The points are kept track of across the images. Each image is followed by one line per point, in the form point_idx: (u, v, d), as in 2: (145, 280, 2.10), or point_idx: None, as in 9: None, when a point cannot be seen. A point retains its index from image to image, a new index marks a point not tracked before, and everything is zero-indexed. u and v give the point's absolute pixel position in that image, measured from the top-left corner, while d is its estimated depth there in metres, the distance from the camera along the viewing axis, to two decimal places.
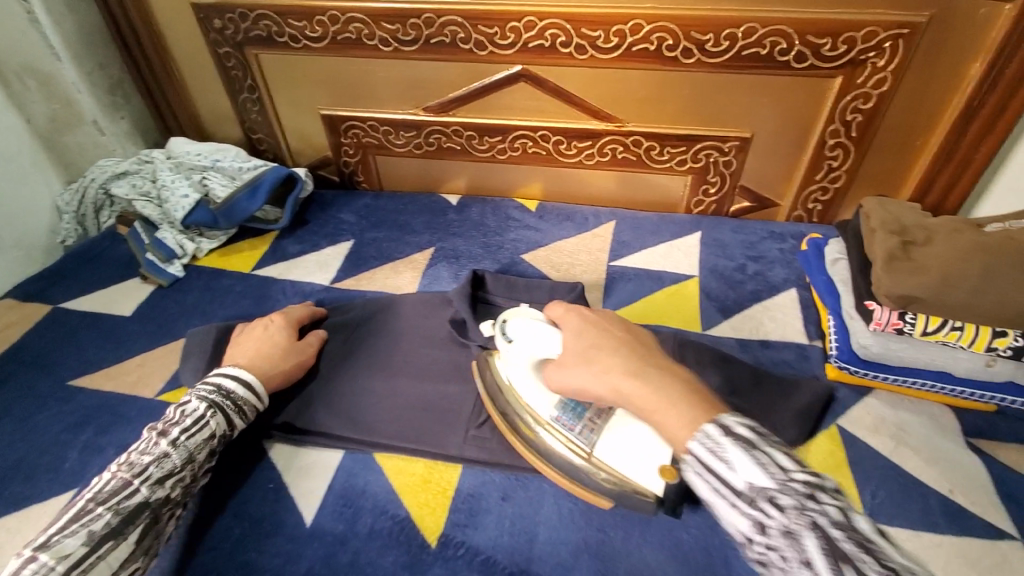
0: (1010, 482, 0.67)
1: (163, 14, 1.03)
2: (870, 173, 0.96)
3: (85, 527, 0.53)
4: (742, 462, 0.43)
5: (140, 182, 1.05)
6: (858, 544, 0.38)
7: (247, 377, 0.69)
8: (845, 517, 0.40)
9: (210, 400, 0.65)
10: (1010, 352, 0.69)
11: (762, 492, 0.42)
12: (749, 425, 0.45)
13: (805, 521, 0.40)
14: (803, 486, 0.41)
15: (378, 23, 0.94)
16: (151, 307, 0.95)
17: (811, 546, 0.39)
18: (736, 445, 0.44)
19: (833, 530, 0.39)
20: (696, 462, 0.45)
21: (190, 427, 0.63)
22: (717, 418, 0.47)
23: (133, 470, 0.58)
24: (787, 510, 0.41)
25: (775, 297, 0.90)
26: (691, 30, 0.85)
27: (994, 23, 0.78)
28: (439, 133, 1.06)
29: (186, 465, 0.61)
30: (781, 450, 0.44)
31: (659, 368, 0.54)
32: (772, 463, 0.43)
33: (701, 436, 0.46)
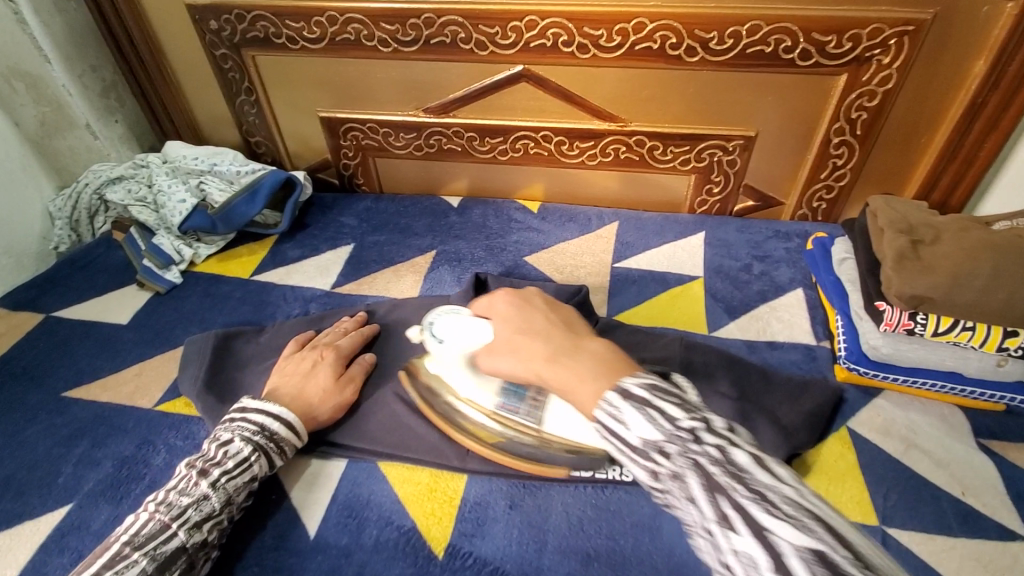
0: (1022, 483, 0.67)
1: (156, 16, 1.02)
2: (875, 171, 0.95)
3: (119, 574, 0.51)
4: (635, 419, 0.41)
5: (135, 187, 1.04)
6: (732, 474, 0.37)
7: (291, 418, 0.65)
8: (726, 454, 0.38)
9: (254, 442, 0.62)
10: (1020, 352, 0.68)
11: (654, 446, 0.40)
12: (647, 384, 0.43)
13: (686, 462, 0.38)
14: (687, 431, 0.39)
15: (377, 24, 0.92)
16: (148, 315, 0.93)
17: (694, 485, 0.37)
18: (632, 406, 0.42)
19: (710, 466, 0.37)
20: (601, 429, 0.43)
21: (232, 470, 0.60)
22: (620, 382, 0.45)
23: (172, 513, 0.56)
24: (673, 457, 0.39)
25: (781, 298, 0.89)
26: (694, 29, 0.84)
27: (997, 21, 0.78)
28: (439, 134, 1.05)
29: (224, 509, 0.59)
30: (676, 400, 0.42)
31: (580, 346, 0.52)
32: (660, 417, 0.40)
33: (603, 403, 0.43)
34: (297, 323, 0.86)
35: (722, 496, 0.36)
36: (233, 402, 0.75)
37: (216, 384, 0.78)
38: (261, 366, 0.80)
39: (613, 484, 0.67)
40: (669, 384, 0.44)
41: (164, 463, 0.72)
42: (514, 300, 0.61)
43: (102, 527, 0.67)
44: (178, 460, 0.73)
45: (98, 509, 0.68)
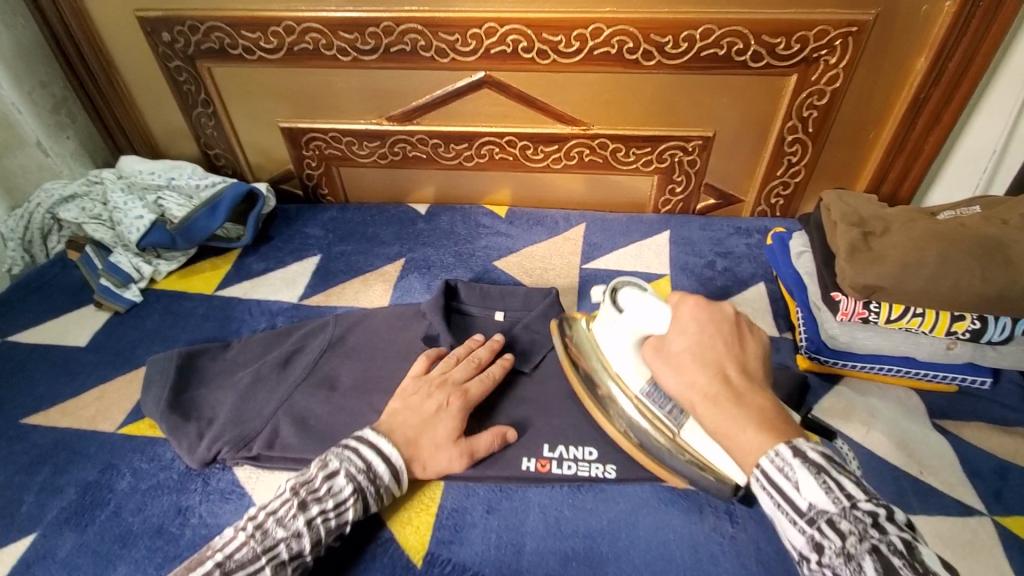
0: (974, 459, 0.70)
1: (106, 28, 0.99)
2: (827, 167, 0.99)
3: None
4: (808, 484, 0.47)
5: (90, 205, 1.01)
6: (917, 571, 0.41)
7: (397, 462, 0.63)
8: (906, 547, 0.43)
9: (357, 483, 0.60)
10: (968, 335, 0.71)
11: (823, 514, 0.46)
12: (823, 452, 0.49)
13: (864, 546, 0.44)
14: (865, 515, 0.45)
15: (336, 33, 0.92)
16: (108, 336, 0.91)
17: (867, 566, 0.43)
18: (805, 469, 0.48)
19: (893, 556, 0.42)
20: (766, 482, 0.50)
21: (330, 510, 0.58)
22: (792, 441, 0.50)
23: (265, 544, 0.55)
24: (844, 534, 0.45)
25: (745, 292, 0.92)
26: (650, 33, 0.86)
27: (934, 20, 0.82)
28: (404, 142, 1.04)
29: (313, 549, 0.57)
30: (856, 479, 0.47)
31: (746, 392, 0.54)
32: (837, 490, 0.46)
33: (772, 455, 0.50)
34: (264, 338, 0.84)
35: None
36: (198, 421, 0.74)
37: (181, 403, 0.76)
38: (228, 382, 0.79)
39: (591, 482, 0.68)
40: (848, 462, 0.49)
41: (130, 488, 0.70)
42: (704, 320, 0.59)
43: (66, 558, 0.64)
44: (144, 484, 0.70)
45: (62, 539, 0.66)
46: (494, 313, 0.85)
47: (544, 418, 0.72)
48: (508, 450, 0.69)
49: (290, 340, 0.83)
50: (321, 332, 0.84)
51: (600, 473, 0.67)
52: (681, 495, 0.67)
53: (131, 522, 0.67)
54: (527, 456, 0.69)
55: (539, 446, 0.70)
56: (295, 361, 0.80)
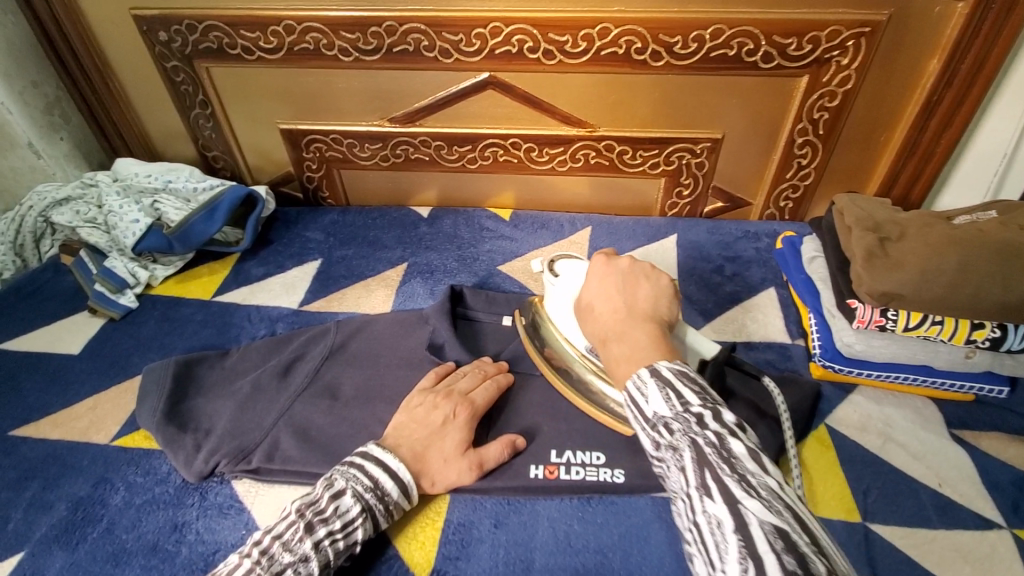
0: (994, 471, 0.68)
1: (102, 27, 0.96)
2: (838, 169, 0.97)
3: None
4: (654, 395, 0.47)
5: (85, 208, 0.98)
6: (723, 456, 0.41)
7: (404, 479, 0.61)
8: (723, 440, 0.42)
9: (364, 502, 0.58)
10: (987, 343, 0.69)
11: (661, 419, 0.46)
12: (676, 369, 0.49)
13: (685, 439, 0.43)
14: (693, 415, 0.44)
15: (337, 33, 0.90)
16: (102, 343, 0.88)
17: (686, 457, 0.42)
18: (654, 381, 0.48)
19: (707, 446, 0.42)
20: (627, 399, 0.50)
21: (337, 531, 0.56)
22: (654, 363, 0.50)
23: (272, 569, 0.52)
24: (676, 432, 0.44)
25: (755, 298, 0.90)
26: (659, 33, 0.84)
27: (948, 20, 0.80)
28: (406, 144, 1.02)
29: (320, 573, 0.54)
30: (698, 388, 0.47)
31: (627, 330, 0.56)
32: (676, 398, 0.46)
33: (634, 378, 0.49)
34: (263, 346, 0.82)
35: (708, 471, 0.41)
36: (195, 432, 0.72)
37: (178, 414, 0.74)
38: (226, 392, 0.76)
39: (601, 495, 0.66)
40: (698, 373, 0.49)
41: (123, 503, 0.68)
42: (603, 272, 0.63)
43: None
44: (138, 499, 0.68)
45: (52, 556, 0.64)
46: (501, 319, 0.83)
47: (552, 423, 0.71)
48: (515, 460, 0.67)
49: (290, 347, 0.81)
50: (322, 338, 0.82)
51: (608, 479, 0.66)
52: None
53: (125, 540, 0.65)
54: (535, 464, 0.67)
55: (547, 452, 0.68)
56: (296, 369, 0.78)
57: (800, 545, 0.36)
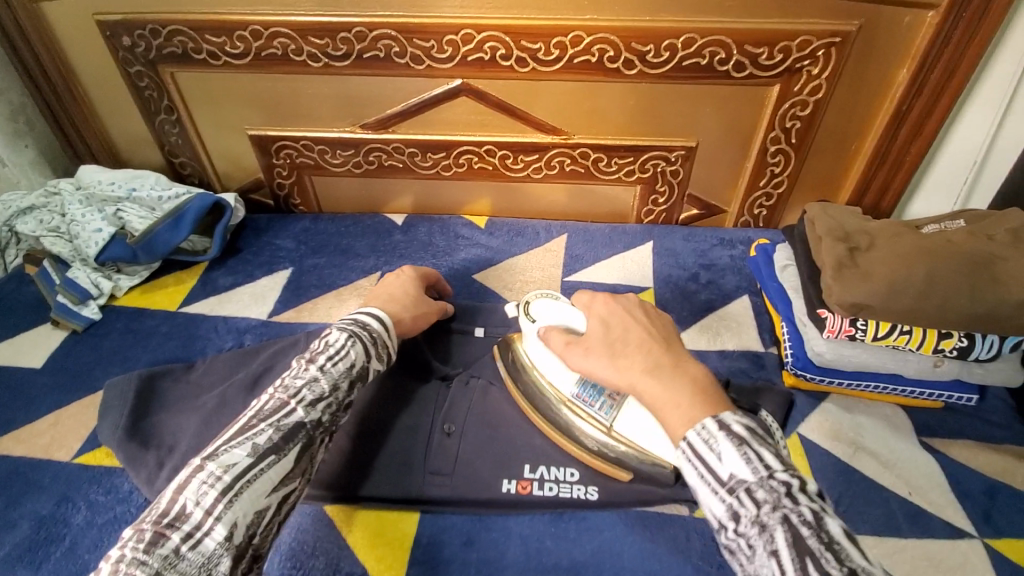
0: (963, 479, 0.69)
1: (64, 32, 0.93)
2: (810, 177, 0.98)
3: (249, 440, 0.52)
4: (731, 455, 0.46)
5: (47, 217, 0.95)
6: (824, 542, 0.41)
7: (382, 318, 0.69)
8: (818, 520, 0.42)
9: (349, 332, 0.64)
10: (955, 353, 0.70)
11: (741, 483, 0.45)
12: (745, 424, 0.48)
13: (777, 517, 0.43)
14: (781, 485, 0.44)
15: (305, 38, 0.88)
16: (64, 356, 0.85)
17: (780, 538, 0.42)
18: (729, 440, 0.47)
19: (803, 528, 0.42)
20: (690, 454, 0.48)
21: (333, 356, 0.61)
22: (717, 415, 0.49)
23: (289, 392, 0.57)
24: (761, 503, 0.44)
25: (729, 306, 0.90)
26: (631, 41, 0.84)
27: (917, 31, 0.81)
28: (379, 151, 1.01)
29: (335, 391, 0.59)
30: (773, 450, 0.47)
31: (677, 363, 0.54)
32: (756, 460, 0.46)
33: (700, 427, 0.48)
34: (230, 357, 0.80)
35: (810, 559, 0.40)
36: (158, 449, 0.69)
37: (140, 430, 0.71)
38: (190, 406, 0.74)
39: (573, 510, 0.65)
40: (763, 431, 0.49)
41: (85, 523, 0.65)
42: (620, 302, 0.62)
43: None
44: (100, 519, 0.66)
45: None
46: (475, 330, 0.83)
47: (524, 438, 0.68)
48: (486, 473, 0.66)
49: (258, 359, 0.79)
50: (290, 351, 0.79)
51: (581, 495, 0.64)
52: (667, 520, 0.64)
53: (85, 561, 0.62)
54: (508, 478, 0.65)
55: (519, 467, 0.66)
56: (262, 383, 0.76)
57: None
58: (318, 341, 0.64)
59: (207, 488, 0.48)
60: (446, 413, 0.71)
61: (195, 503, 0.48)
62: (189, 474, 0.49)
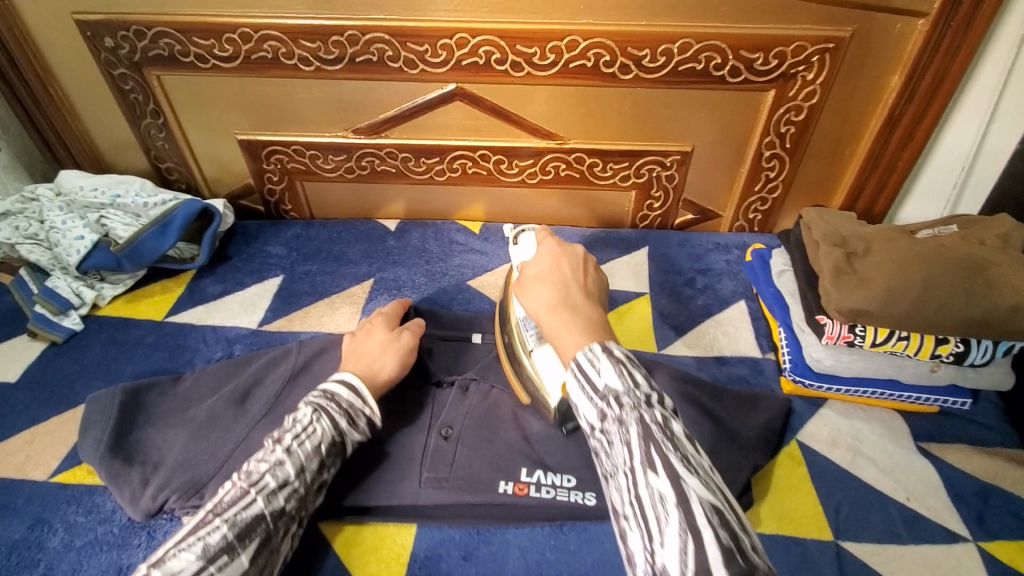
0: (958, 484, 0.69)
1: (43, 34, 0.90)
2: (805, 181, 0.98)
3: (200, 539, 0.49)
4: (607, 369, 0.48)
5: (24, 223, 0.92)
6: (667, 436, 0.45)
7: (352, 381, 0.64)
8: (669, 423, 0.46)
9: (316, 405, 0.61)
10: (951, 358, 0.70)
11: (613, 393, 0.47)
12: (626, 351, 0.50)
13: (635, 415, 0.45)
14: (644, 394, 0.47)
15: (297, 41, 0.86)
16: (43, 369, 0.82)
17: (634, 433, 0.45)
18: (608, 359, 0.48)
19: (654, 426, 0.45)
20: (574, 370, 0.49)
21: (300, 434, 0.59)
22: (604, 341, 0.51)
23: (250, 480, 0.55)
24: (625, 407, 0.46)
25: (726, 311, 0.90)
26: (628, 46, 0.84)
27: (908, 38, 0.82)
28: (372, 156, 0.99)
29: (299, 476, 0.57)
30: (642, 370, 0.49)
31: (578, 304, 0.56)
32: (629, 375, 0.47)
33: (586, 350, 0.50)
34: (219, 368, 0.78)
35: (656, 448, 0.44)
36: (142, 466, 0.67)
37: (123, 445, 0.69)
38: (177, 421, 0.72)
39: (573, 521, 0.64)
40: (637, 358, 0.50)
41: (62, 546, 0.63)
42: (553, 252, 0.63)
43: None
44: (79, 541, 0.63)
45: None
46: (473, 336, 0.81)
47: (523, 442, 0.67)
48: (484, 473, 0.64)
49: (249, 369, 0.77)
50: (283, 361, 0.77)
51: (579, 502, 0.63)
52: None
53: None
54: (504, 480, 0.64)
55: (517, 469, 0.65)
56: (246, 396, 0.73)
57: (730, 522, 0.41)
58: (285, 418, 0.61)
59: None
60: (448, 416, 0.69)
61: None
62: None
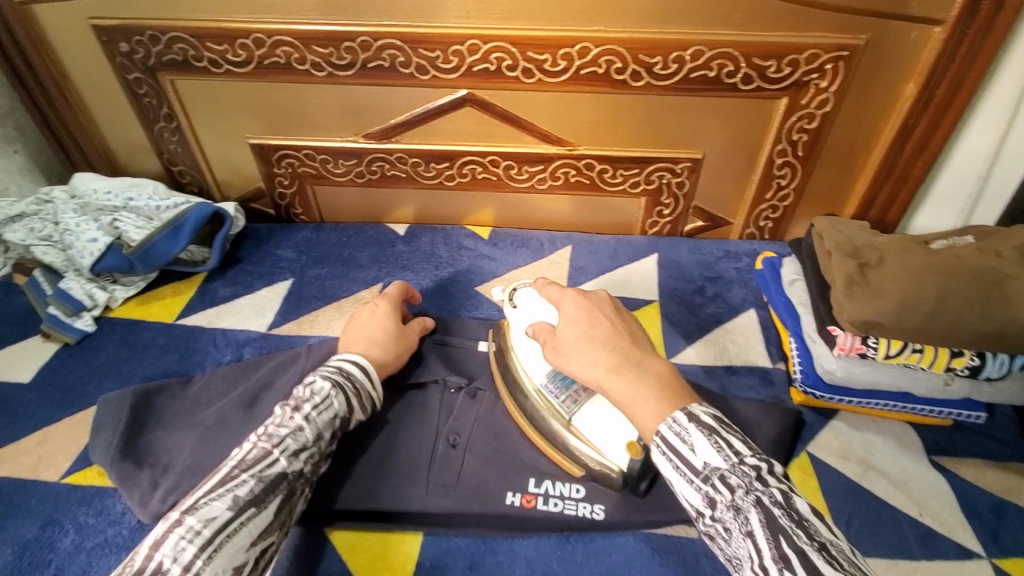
0: (972, 499, 0.68)
1: (59, 38, 0.91)
2: (817, 190, 0.97)
3: (230, 492, 0.51)
4: (701, 445, 0.49)
5: (39, 225, 0.93)
6: (795, 520, 0.44)
7: (362, 362, 0.66)
8: (787, 499, 0.45)
9: (333, 380, 0.62)
10: (966, 371, 0.70)
11: (716, 471, 0.48)
12: (714, 416, 0.51)
13: (750, 499, 0.45)
14: (752, 469, 0.47)
15: (309, 47, 0.87)
16: (56, 370, 0.83)
17: (754, 520, 0.44)
18: (699, 431, 0.50)
19: (774, 509, 0.44)
20: (660, 444, 0.51)
21: (317, 403, 0.60)
22: (685, 406, 0.53)
23: (273, 440, 0.56)
24: (735, 488, 0.47)
25: (736, 320, 0.89)
26: (639, 53, 0.83)
27: (923, 46, 0.81)
28: (382, 161, 0.99)
29: (317, 442, 0.58)
30: (741, 440, 0.50)
31: (639, 361, 0.57)
32: (727, 448, 0.48)
33: (670, 422, 0.51)
34: (229, 372, 0.78)
35: (783, 536, 0.43)
36: (152, 467, 0.68)
37: (133, 448, 0.69)
38: (188, 423, 0.72)
39: (580, 533, 0.64)
40: (734, 427, 0.51)
41: (73, 547, 0.64)
42: (581, 304, 0.62)
43: None
44: (89, 543, 0.64)
45: None
46: (479, 344, 0.80)
47: (530, 455, 0.67)
48: (491, 483, 0.65)
49: (259, 373, 0.77)
50: (292, 364, 0.77)
51: (587, 515, 0.63)
52: (675, 544, 0.63)
53: None
54: (512, 491, 0.64)
55: (525, 481, 0.65)
56: (254, 398, 0.74)
57: None
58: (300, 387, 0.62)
59: (185, 543, 0.47)
60: (453, 425, 0.70)
61: (172, 560, 0.46)
62: (166, 528, 0.48)
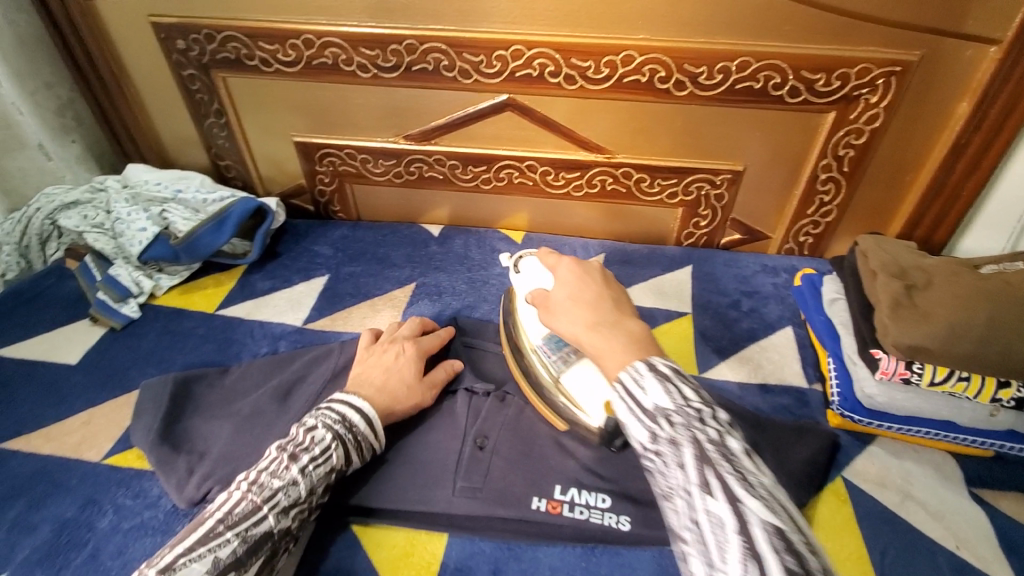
0: (1015, 536, 0.65)
1: (120, 35, 0.95)
2: (861, 206, 0.95)
3: (211, 554, 0.51)
4: (654, 388, 0.47)
5: (92, 213, 0.97)
6: (723, 454, 0.43)
7: (367, 410, 0.64)
8: (722, 439, 0.44)
9: (334, 431, 0.61)
10: (1013, 404, 0.67)
11: (662, 411, 0.46)
12: (672, 366, 0.49)
13: (687, 434, 0.44)
14: (695, 410, 0.45)
15: (356, 48, 0.88)
16: (102, 354, 0.86)
17: (687, 453, 0.43)
18: (653, 376, 0.48)
19: (707, 444, 0.43)
20: (620, 391, 0.48)
21: (315, 457, 0.59)
22: (647, 358, 0.51)
23: (263, 495, 0.56)
24: (676, 426, 0.44)
25: (771, 337, 0.87)
26: (684, 63, 0.82)
27: (979, 64, 0.78)
28: (421, 162, 1.01)
29: (308, 496, 0.58)
30: (691, 385, 0.48)
31: (617, 321, 0.56)
32: (677, 391, 0.46)
33: (631, 369, 0.49)
34: (266, 364, 0.80)
35: (710, 467, 0.42)
36: (189, 454, 0.70)
37: (172, 434, 0.72)
38: (224, 412, 0.74)
39: (605, 545, 0.63)
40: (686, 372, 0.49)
41: (111, 528, 0.66)
42: (578, 274, 0.63)
43: None
44: (126, 524, 0.66)
45: None
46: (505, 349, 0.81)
47: (559, 461, 0.67)
48: (518, 487, 0.64)
49: (293, 366, 0.79)
50: (325, 360, 0.79)
51: (613, 525, 0.62)
52: None
53: (109, 567, 0.63)
54: (538, 496, 0.64)
55: (552, 487, 0.65)
56: (286, 392, 0.75)
57: (797, 544, 0.38)
58: (300, 430, 0.61)
59: None
60: (484, 427, 0.69)
61: None
62: None
